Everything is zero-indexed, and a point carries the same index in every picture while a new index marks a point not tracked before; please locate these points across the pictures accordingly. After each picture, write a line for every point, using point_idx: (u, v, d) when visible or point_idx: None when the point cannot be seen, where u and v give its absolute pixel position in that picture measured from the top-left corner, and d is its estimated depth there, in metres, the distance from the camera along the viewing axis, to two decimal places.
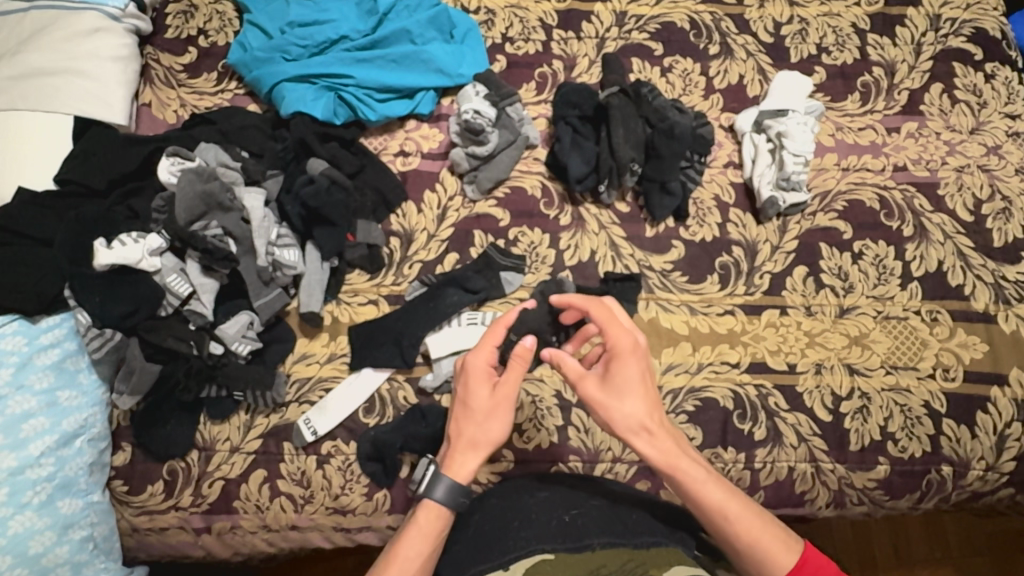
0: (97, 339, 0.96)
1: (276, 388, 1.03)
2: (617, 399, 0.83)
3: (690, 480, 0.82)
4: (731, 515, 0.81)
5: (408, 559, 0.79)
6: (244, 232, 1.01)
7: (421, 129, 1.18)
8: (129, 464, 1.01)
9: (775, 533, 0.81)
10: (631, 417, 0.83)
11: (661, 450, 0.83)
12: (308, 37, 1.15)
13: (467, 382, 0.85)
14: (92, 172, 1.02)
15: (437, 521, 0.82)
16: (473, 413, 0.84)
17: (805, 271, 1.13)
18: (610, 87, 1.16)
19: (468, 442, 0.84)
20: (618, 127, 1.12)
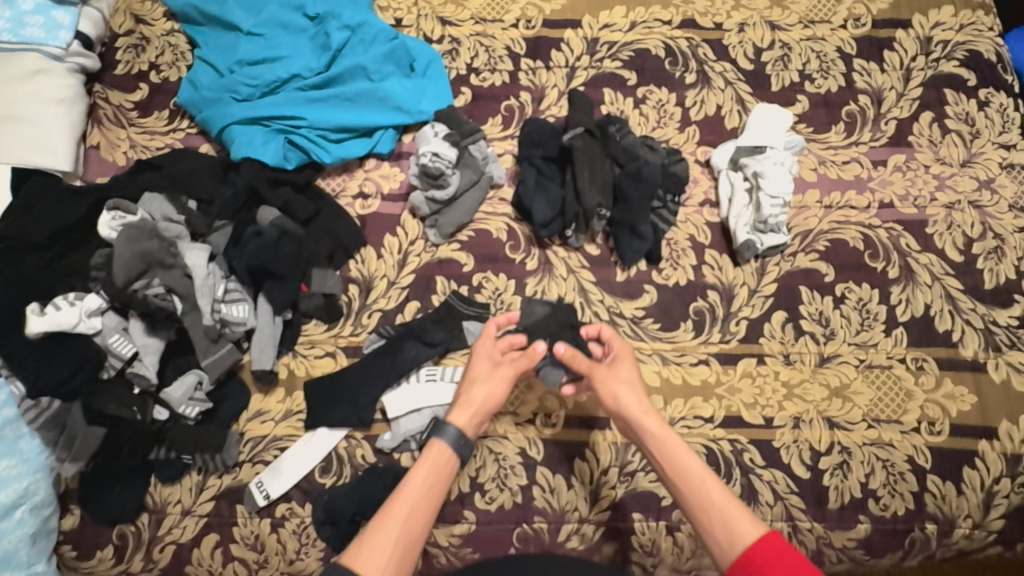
0: (32, 409, 0.93)
1: (227, 449, 0.99)
2: (624, 384, 0.91)
3: (676, 450, 0.85)
4: (711, 489, 0.81)
5: (419, 485, 0.82)
6: (189, 289, 0.96)
7: (380, 168, 1.12)
8: (78, 529, 0.97)
9: (750, 514, 0.79)
10: (634, 399, 0.90)
11: (654, 425, 0.88)
12: (258, 77, 1.09)
13: (471, 355, 0.95)
14: (29, 225, 0.96)
15: (444, 455, 0.86)
16: (475, 378, 0.93)
17: (784, 316, 1.07)
18: (575, 127, 1.08)
19: (462, 401, 0.91)
20: (583, 171, 1.05)
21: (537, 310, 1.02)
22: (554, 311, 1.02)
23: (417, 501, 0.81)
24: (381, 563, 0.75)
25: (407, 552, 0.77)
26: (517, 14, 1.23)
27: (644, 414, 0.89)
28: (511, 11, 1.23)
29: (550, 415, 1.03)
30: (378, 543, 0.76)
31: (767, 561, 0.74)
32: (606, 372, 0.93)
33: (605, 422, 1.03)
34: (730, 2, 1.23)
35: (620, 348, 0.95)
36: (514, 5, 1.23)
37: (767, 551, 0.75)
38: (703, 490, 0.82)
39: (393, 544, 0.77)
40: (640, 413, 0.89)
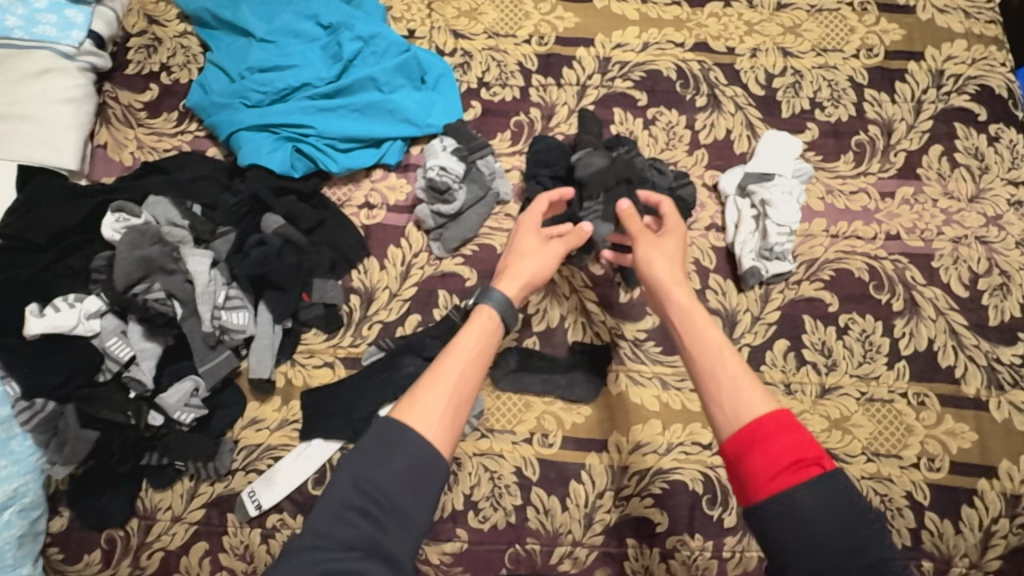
0: (26, 411, 0.91)
1: (220, 457, 0.98)
2: (660, 255, 0.87)
3: (699, 320, 0.77)
4: (727, 358, 0.72)
5: (471, 346, 0.74)
6: (190, 295, 0.95)
7: (387, 179, 1.12)
8: (66, 531, 0.97)
9: (762, 388, 0.69)
10: (667, 268, 0.85)
11: (682, 297, 0.81)
12: (268, 83, 1.09)
13: (518, 231, 0.94)
14: (32, 225, 0.96)
15: (492, 320, 0.79)
16: (523, 252, 0.90)
17: (786, 345, 1.07)
18: (585, 147, 1.08)
19: (510, 270, 0.88)
20: (596, 189, 1.03)
21: (595, 161, 1.04)
22: (612, 164, 1.04)
23: (469, 361, 0.73)
24: (435, 419, 0.66)
25: (458, 415, 0.68)
26: (530, 30, 1.23)
27: (676, 282, 0.83)
28: (524, 27, 1.23)
29: (547, 435, 1.03)
30: (430, 401, 0.67)
31: (770, 433, 0.64)
32: (649, 240, 0.89)
33: (603, 444, 1.02)
34: (743, 27, 1.23)
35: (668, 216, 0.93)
36: (528, 21, 1.23)
37: (776, 421, 0.65)
38: (716, 358, 0.73)
39: (447, 400, 0.68)
40: (668, 282, 0.83)
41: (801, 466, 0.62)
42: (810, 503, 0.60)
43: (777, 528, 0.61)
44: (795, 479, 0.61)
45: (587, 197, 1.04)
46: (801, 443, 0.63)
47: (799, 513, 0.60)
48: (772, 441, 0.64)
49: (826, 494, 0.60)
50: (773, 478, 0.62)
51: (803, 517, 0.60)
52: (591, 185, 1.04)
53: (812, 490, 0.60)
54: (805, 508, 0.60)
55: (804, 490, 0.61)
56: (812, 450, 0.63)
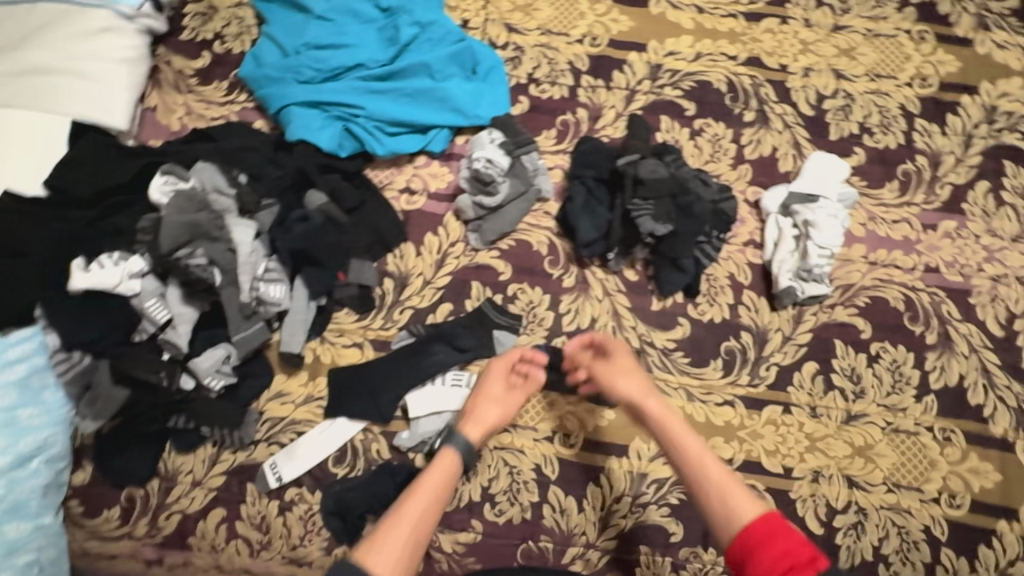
0: (64, 363, 0.93)
1: (246, 427, 0.99)
2: (622, 374, 0.96)
3: (675, 430, 0.91)
4: (710, 466, 0.87)
5: (426, 496, 0.85)
6: (231, 264, 0.95)
7: (430, 167, 1.13)
8: (88, 484, 0.98)
9: (747, 493, 0.84)
10: (633, 384, 0.95)
11: (655, 406, 0.93)
12: (322, 61, 1.09)
13: (487, 372, 0.98)
14: (80, 181, 0.97)
15: (452, 466, 0.89)
16: (489, 397, 0.96)
17: (815, 368, 1.07)
18: (631, 153, 1.06)
19: (474, 417, 0.94)
20: (646, 191, 1.02)
21: (658, 169, 1.03)
22: (672, 176, 1.04)
23: (427, 507, 0.84)
24: (394, 558, 0.78)
25: (414, 551, 0.80)
26: (584, 30, 1.23)
27: (644, 395, 0.94)
28: (579, 27, 1.23)
29: (569, 436, 1.03)
30: (391, 543, 0.79)
31: (763, 537, 0.78)
32: (605, 366, 0.97)
33: (623, 449, 1.02)
34: (798, 45, 1.22)
35: (616, 344, 0.99)
36: (582, 21, 1.23)
37: (766, 527, 0.79)
38: (699, 469, 0.87)
39: (405, 540, 0.80)
40: (639, 394, 0.94)
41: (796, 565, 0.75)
42: None
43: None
44: None
45: (641, 194, 1.02)
46: (791, 545, 0.76)
47: None
48: (768, 547, 0.77)
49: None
50: None
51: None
52: (650, 188, 1.02)
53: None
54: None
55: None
56: (804, 551, 0.76)
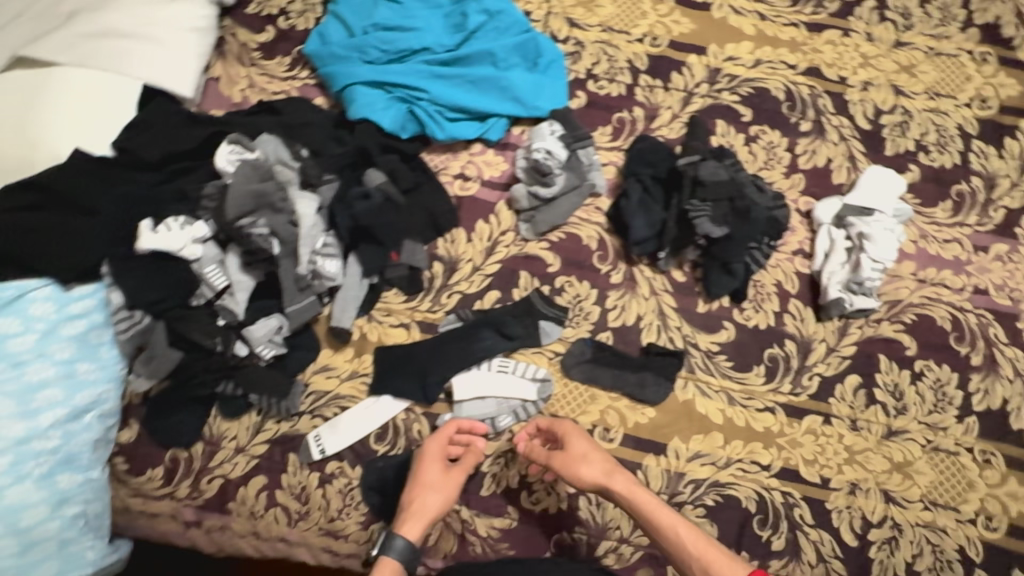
0: (125, 321, 0.93)
1: (292, 397, 1.01)
2: (580, 460, 0.94)
3: (648, 505, 0.90)
4: (687, 537, 0.88)
5: None
6: (291, 236, 0.96)
7: (485, 154, 1.13)
8: (134, 443, 1.00)
9: (728, 558, 0.86)
10: (594, 468, 0.94)
11: (621, 484, 0.93)
12: (389, 42, 1.10)
13: (422, 460, 0.95)
14: (147, 145, 0.99)
15: (394, 574, 0.89)
16: (426, 486, 0.94)
17: (857, 381, 1.07)
18: (692, 154, 1.07)
19: (414, 509, 0.92)
20: (706, 193, 1.03)
21: (720, 172, 1.03)
22: (732, 179, 1.04)
23: None
24: None
25: None
26: (644, 30, 1.23)
27: (608, 475, 0.94)
28: (640, 26, 1.23)
29: (609, 430, 1.03)
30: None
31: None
32: (563, 455, 0.95)
33: (661, 448, 1.03)
34: (858, 59, 1.22)
35: (564, 428, 0.97)
36: (643, 20, 1.23)
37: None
38: (677, 540, 0.88)
39: None
40: (602, 476, 0.94)
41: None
42: None
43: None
44: None
45: (700, 195, 1.03)
46: None
47: None
48: None
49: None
50: None
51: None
52: (711, 189, 1.03)
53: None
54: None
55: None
56: None
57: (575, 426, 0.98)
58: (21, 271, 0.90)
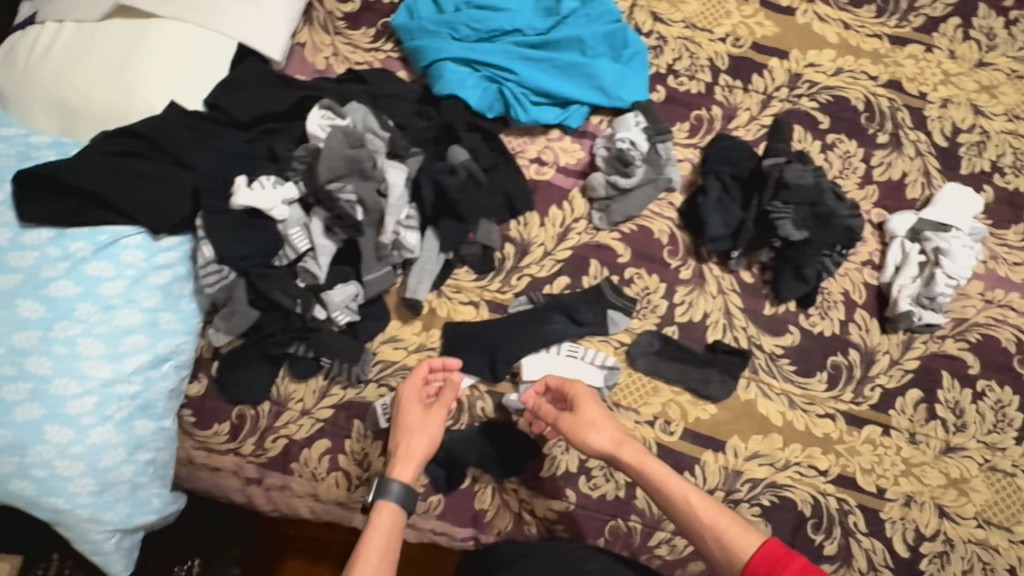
0: (214, 275, 0.93)
1: (362, 364, 1.01)
2: (590, 427, 0.94)
3: (657, 474, 0.90)
4: (696, 506, 0.88)
5: (375, 553, 0.85)
6: (377, 205, 0.97)
7: (562, 141, 1.14)
8: (202, 397, 1.01)
9: (741, 526, 0.86)
10: (604, 435, 0.93)
11: (630, 453, 0.92)
12: (481, 21, 1.10)
13: (400, 403, 0.96)
14: (239, 103, 0.99)
15: (394, 516, 0.90)
16: (409, 427, 0.95)
17: (919, 396, 1.07)
18: (778, 155, 1.08)
19: (404, 452, 0.93)
20: (790, 195, 1.04)
21: (806, 176, 1.04)
22: (815, 185, 1.05)
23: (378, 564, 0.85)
24: None
25: None
26: (728, 29, 1.23)
27: (618, 444, 0.93)
28: (723, 25, 1.23)
29: (670, 423, 1.04)
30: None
31: (768, 569, 0.80)
32: (572, 419, 0.95)
33: (720, 445, 1.04)
34: (940, 75, 1.22)
35: (576, 392, 0.97)
36: (727, 20, 1.23)
37: (768, 559, 0.81)
38: (687, 508, 0.88)
39: None
40: (612, 445, 0.93)
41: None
42: None
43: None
44: None
45: (782, 198, 1.04)
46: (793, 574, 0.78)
47: None
48: None
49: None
50: None
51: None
52: (796, 193, 1.03)
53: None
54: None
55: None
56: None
57: (587, 390, 0.99)
58: (110, 214, 0.89)
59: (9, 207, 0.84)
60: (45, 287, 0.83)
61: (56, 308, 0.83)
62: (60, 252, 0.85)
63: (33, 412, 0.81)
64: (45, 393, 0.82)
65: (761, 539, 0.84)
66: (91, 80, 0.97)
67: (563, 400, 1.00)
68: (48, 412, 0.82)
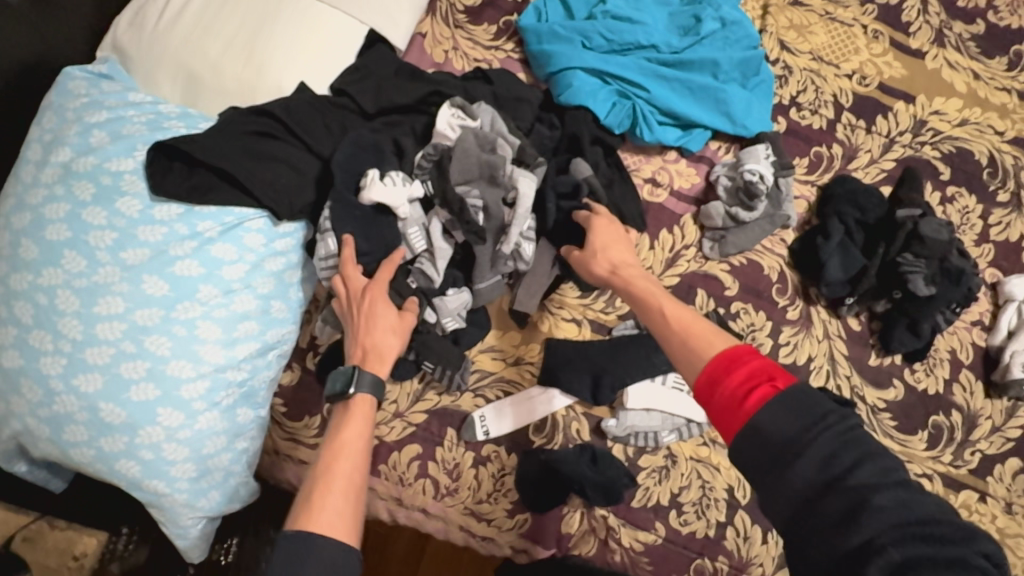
0: (330, 270, 0.90)
1: (462, 372, 0.98)
2: (591, 255, 0.92)
3: (639, 291, 0.84)
4: (668, 310, 0.78)
5: (354, 440, 0.75)
6: (500, 213, 0.94)
7: (678, 164, 1.11)
8: (294, 388, 0.97)
9: (716, 330, 0.74)
10: (601, 264, 0.90)
11: (620, 279, 0.87)
12: (616, 33, 1.09)
13: (377, 302, 0.85)
14: (368, 93, 0.97)
15: (367, 407, 0.80)
16: (385, 327, 0.84)
17: (1017, 465, 1.05)
18: (911, 207, 1.07)
19: (373, 353, 0.83)
20: (922, 247, 1.02)
21: (941, 232, 1.03)
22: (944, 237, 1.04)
23: (357, 455, 0.74)
24: (336, 517, 0.68)
25: (356, 502, 0.71)
26: (855, 66, 1.19)
27: (615, 272, 0.89)
28: (850, 61, 1.19)
29: None
30: (331, 505, 0.69)
31: (725, 366, 0.69)
32: (581, 252, 0.93)
33: None
34: None
35: (595, 222, 0.93)
36: (855, 56, 1.20)
37: (728, 356, 0.69)
38: (660, 315, 0.79)
39: (342, 495, 0.70)
40: (607, 273, 0.89)
41: (755, 386, 0.66)
42: (773, 418, 0.63)
43: (751, 468, 0.64)
44: (758, 401, 0.64)
45: (914, 250, 1.03)
46: (751, 368, 0.67)
47: (763, 434, 0.63)
48: (731, 373, 0.68)
49: (782, 404, 0.63)
50: (742, 405, 0.65)
51: (767, 436, 0.62)
52: (932, 247, 1.02)
53: (778, 400, 0.64)
54: (768, 425, 0.63)
55: (765, 408, 0.64)
56: (765, 370, 0.67)
57: (601, 216, 0.94)
58: (237, 193, 0.85)
59: (141, 177, 0.82)
60: (171, 266, 0.80)
61: (180, 288, 0.80)
62: (188, 230, 0.82)
63: (148, 393, 0.78)
64: (161, 374, 0.79)
65: (731, 342, 0.71)
66: (223, 53, 0.94)
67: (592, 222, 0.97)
68: (163, 393, 0.79)
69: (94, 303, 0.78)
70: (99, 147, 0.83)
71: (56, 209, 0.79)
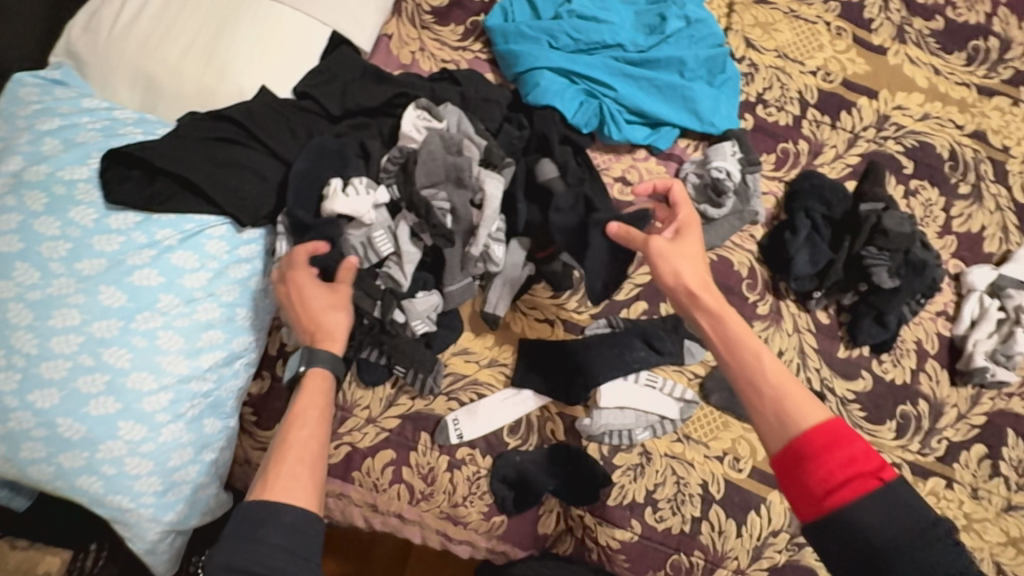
0: None
1: (435, 374, 0.98)
2: (682, 258, 0.83)
3: (734, 329, 0.77)
4: (765, 367, 0.74)
5: (312, 410, 0.76)
6: (468, 215, 0.94)
7: (648, 161, 1.10)
8: (265, 395, 0.94)
9: (815, 401, 0.72)
10: (694, 274, 0.82)
11: (710, 301, 0.80)
12: (583, 32, 1.09)
13: (302, 284, 0.83)
14: (332, 96, 0.96)
15: (323, 380, 0.80)
16: (320, 309, 0.82)
17: (983, 451, 1.07)
18: (874, 201, 1.10)
19: (321, 332, 0.82)
20: (884, 240, 1.05)
21: (903, 225, 1.05)
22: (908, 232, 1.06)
23: (316, 424, 0.75)
24: (295, 483, 0.69)
25: (316, 469, 0.72)
26: (819, 63, 1.21)
27: (704, 288, 0.81)
28: (815, 58, 1.21)
29: (739, 460, 1.02)
30: (290, 471, 0.70)
31: (824, 445, 0.67)
32: (669, 244, 0.84)
33: None
34: None
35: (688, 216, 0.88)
36: (819, 53, 1.21)
37: (829, 436, 0.67)
38: (754, 367, 0.75)
39: (302, 464, 0.71)
40: (697, 285, 0.81)
41: (857, 476, 0.65)
42: (873, 514, 0.63)
43: (830, 548, 0.66)
44: (856, 493, 0.65)
45: (877, 243, 1.05)
46: (855, 454, 0.66)
47: (857, 529, 0.63)
48: (831, 455, 0.67)
49: (882, 504, 0.64)
50: (835, 492, 0.65)
51: (863, 534, 0.63)
52: (895, 242, 1.05)
53: (880, 499, 0.64)
54: (867, 524, 0.63)
55: (865, 505, 0.64)
56: (872, 462, 0.66)
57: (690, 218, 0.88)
58: (198, 201, 0.84)
59: (95, 186, 0.80)
60: (129, 275, 0.79)
61: (139, 299, 0.79)
62: (146, 238, 0.81)
63: (107, 407, 0.77)
64: (121, 387, 0.77)
65: (832, 417, 0.69)
66: (181, 57, 0.92)
67: (671, 220, 0.90)
68: (123, 406, 0.77)
69: (48, 316, 0.76)
70: (51, 156, 0.80)
71: (7, 220, 0.77)
